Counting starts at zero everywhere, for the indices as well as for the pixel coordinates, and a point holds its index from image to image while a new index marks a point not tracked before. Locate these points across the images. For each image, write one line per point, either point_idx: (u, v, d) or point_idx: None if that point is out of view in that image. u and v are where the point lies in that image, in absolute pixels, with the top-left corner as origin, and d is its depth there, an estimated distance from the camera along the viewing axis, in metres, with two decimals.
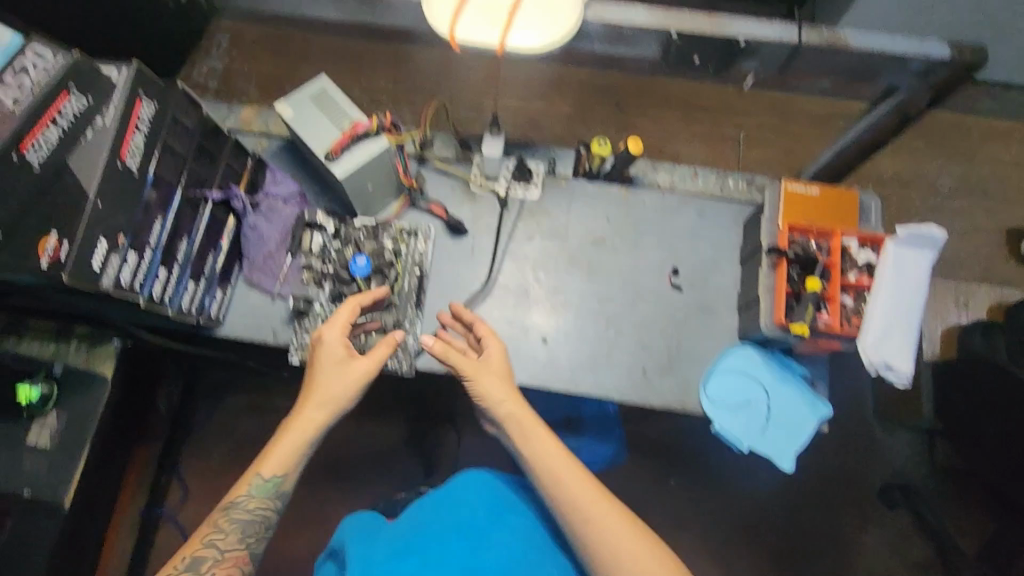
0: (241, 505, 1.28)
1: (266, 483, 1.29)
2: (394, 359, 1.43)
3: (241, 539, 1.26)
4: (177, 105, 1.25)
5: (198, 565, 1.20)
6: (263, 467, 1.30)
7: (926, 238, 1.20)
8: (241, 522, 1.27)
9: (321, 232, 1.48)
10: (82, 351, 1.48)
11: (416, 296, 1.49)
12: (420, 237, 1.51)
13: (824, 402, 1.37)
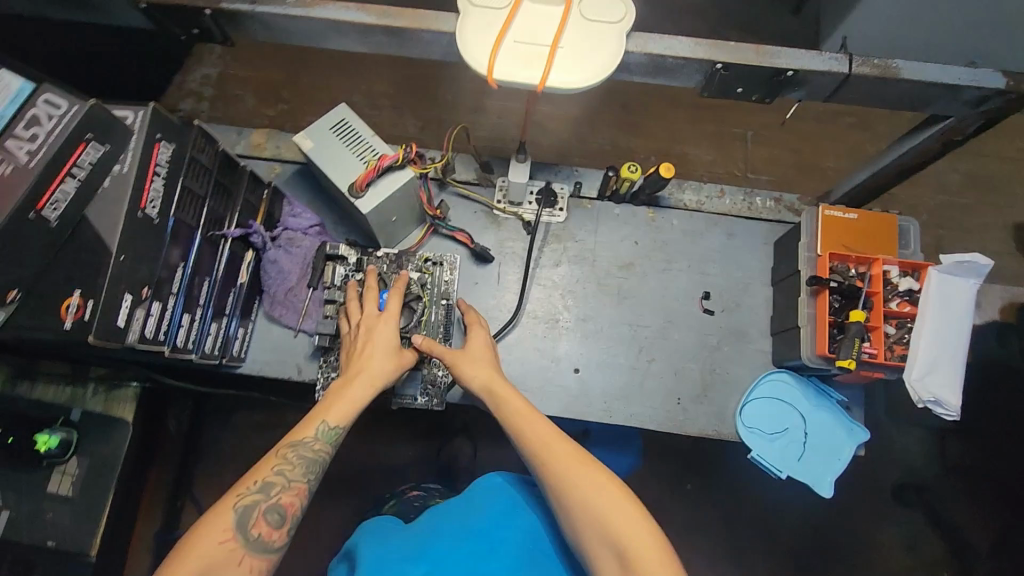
0: (306, 443, 1.13)
1: (331, 430, 1.14)
2: (425, 395, 1.41)
3: (305, 474, 1.11)
4: (194, 143, 1.19)
5: (268, 490, 1.06)
6: (331, 413, 1.16)
7: (971, 266, 1.17)
8: (307, 458, 1.12)
9: (343, 263, 1.45)
10: (99, 395, 1.45)
11: (444, 329, 1.41)
12: (447, 268, 1.44)
13: (861, 426, 1.37)
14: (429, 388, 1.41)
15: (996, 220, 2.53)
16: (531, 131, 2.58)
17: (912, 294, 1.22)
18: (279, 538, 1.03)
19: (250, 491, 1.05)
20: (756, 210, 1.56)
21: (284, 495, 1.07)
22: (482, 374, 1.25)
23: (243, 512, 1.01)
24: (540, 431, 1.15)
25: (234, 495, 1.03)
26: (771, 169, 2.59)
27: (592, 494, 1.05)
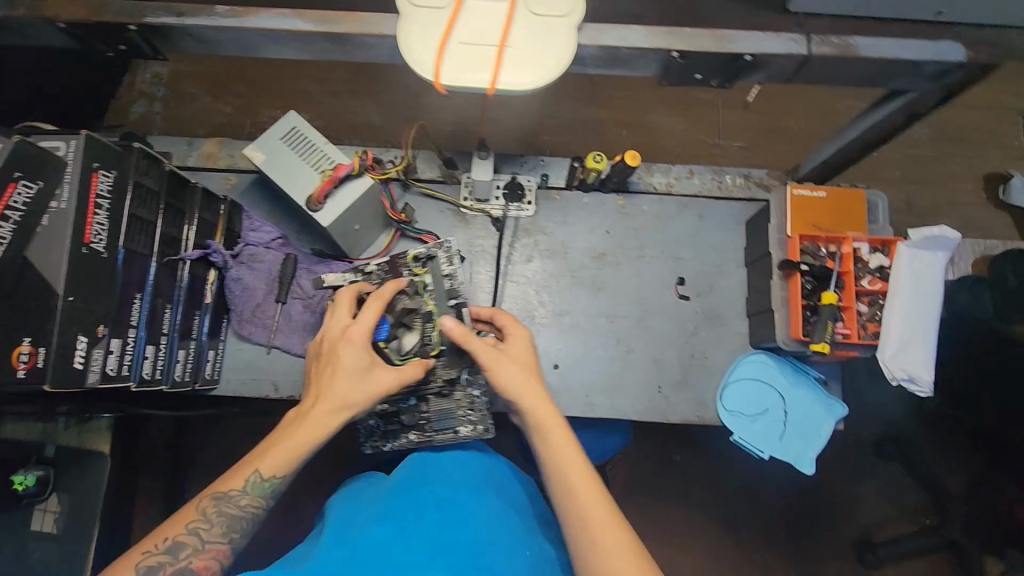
0: (233, 499, 1.06)
1: (263, 482, 1.07)
2: (468, 422, 1.34)
3: (223, 534, 1.06)
4: (138, 168, 1.13)
5: (177, 551, 1.00)
6: (266, 462, 1.07)
7: (938, 240, 1.18)
8: (229, 515, 1.06)
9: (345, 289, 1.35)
10: (73, 428, 1.40)
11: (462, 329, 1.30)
12: (443, 259, 1.34)
13: (840, 402, 1.38)
14: (470, 416, 1.34)
15: (966, 172, 2.51)
16: (498, 111, 2.50)
17: (882, 271, 1.22)
18: None
19: (158, 549, 0.99)
20: (726, 189, 1.54)
21: (195, 560, 1.01)
22: (514, 377, 1.16)
23: (147, 574, 0.96)
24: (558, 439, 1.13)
25: (139, 551, 0.98)
26: (742, 133, 2.55)
27: (588, 497, 1.06)
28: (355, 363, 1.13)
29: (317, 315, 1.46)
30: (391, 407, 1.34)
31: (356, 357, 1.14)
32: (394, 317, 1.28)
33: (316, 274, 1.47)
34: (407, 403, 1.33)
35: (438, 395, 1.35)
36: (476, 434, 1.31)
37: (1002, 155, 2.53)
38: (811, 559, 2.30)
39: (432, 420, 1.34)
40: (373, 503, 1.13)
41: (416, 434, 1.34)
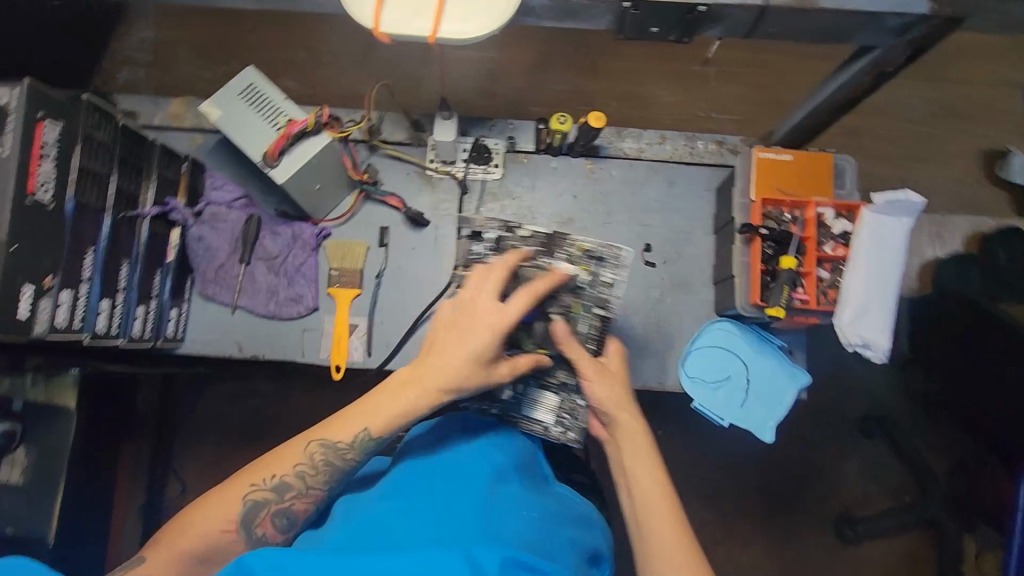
0: (337, 450, 1.06)
1: (372, 441, 1.06)
2: (562, 426, 1.33)
3: (327, 482, 1.07)
4: (88, 120, 1.12)
5: (282, 490, 1.05)
6: (377, 422, 1.06)
7: (903, 204, 1.15)
8: (334, 465, 1.06)
9: (478, 241, 1.30)
10: (40, 383, 1.42)
11: (597, 337, 1.28)
12: (608, 266, 1.30)
13: (803, 371, 1.36)
14: (563, 420, 1.34)
15: (967, 145, 2.42)
16: (484, 79, 2.37)
17: (846, 236, 1.20)
18: (281, 539, 1.05)
19: (263, 485, 1.04)
20: (698, 155, 1.51)
21: (296, 501, 1.06)
22: (606, 390, 1.21)
23: (251, 508, 1.03)
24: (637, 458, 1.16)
25: (247, 486, 1.04)
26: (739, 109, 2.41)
27: (659, 517, 1.08)
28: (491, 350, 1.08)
29: (281, 276, 1.44)
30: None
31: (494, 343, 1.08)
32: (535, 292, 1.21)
33: (279, 235, 1.46)
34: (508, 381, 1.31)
35: (541, 386, 1.34)
36: (562, 440, 1.31)
37: (1004, 129, 2.42)
38: (791, 535, 2.31)
39: (523, 405, 1.32)
40: (379, 488, 1.08)
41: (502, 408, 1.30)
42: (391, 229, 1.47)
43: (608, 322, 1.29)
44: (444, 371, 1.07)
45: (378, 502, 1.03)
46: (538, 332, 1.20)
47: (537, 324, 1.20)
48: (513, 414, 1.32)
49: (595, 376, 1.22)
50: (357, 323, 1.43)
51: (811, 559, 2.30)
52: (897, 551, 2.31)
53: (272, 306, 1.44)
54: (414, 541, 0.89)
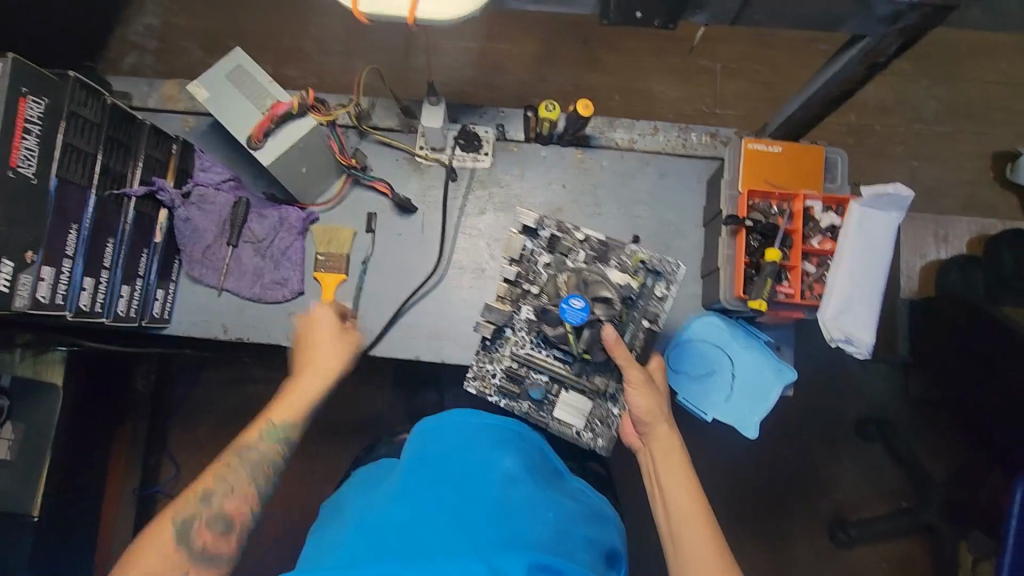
0: (254, 449, 1.16)
1: (278, 427, 1.19)
2: (592, 432, 1.32)
3: (250, 478, 1.13)
4: (74, 97, 1.12)
5: (210, 500, 1.08)
6: (276, 415, 1.20)
7: (891, 198, 1.13)
8: (252, 460, 1.14)
9: (532, 237, 1.30)
10: (28, 360, 1.45)
11: (640, 347, 1.29)
12: (662, 282, 1.29)
13: (789, 367, 1.35)
14: (596, 427, 1.32)
15: (977, 146, 2.36)
16: (488, 72, 2.35)
17: (834, 230, 1.18)
18: (224, 546, 1.05)
19: (192, 501, 1.06)
20: (691, 147, 1.48)
21: (230, 503, 1.09)
22: (647, 402, 1.24)
23: (184, 523, 1.03)
24: (671, 467, 1.20)
25: (173, 505, 1.05)
26: (745, 106, 2.38)
27: (690, 526, 1.13)
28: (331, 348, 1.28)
29: (267, 259, 1.45)
30: (522, 370, 1.31)
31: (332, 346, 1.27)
32: (586, 292, 1.21)
33: (266, 217, 1.46)
34: (541, 377, 1.30)
35: (579, 391, 1.31)
36: (591, 447, 1.30)
37: (1015, 131, 2.36)
38: (784, 536, 2.29)
39: (554, 408, 1.31)
40: (387, 488, 1.07)
41: (533, 406, 1.31)
42: (379, 214, 1.47)
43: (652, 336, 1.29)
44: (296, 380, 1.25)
45: (385, 505, 1.01)
46: (584, 338, 1.21)
47: (586, 329, 1.20)
48: (541, 414, 1.32)
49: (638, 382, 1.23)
50: (341, 308, 1.43)
51: (803, 562, 2.28)
52: (892, 556, 2.27)
53: (258, 289, 1.45)
54: (437, 548, 0.91)
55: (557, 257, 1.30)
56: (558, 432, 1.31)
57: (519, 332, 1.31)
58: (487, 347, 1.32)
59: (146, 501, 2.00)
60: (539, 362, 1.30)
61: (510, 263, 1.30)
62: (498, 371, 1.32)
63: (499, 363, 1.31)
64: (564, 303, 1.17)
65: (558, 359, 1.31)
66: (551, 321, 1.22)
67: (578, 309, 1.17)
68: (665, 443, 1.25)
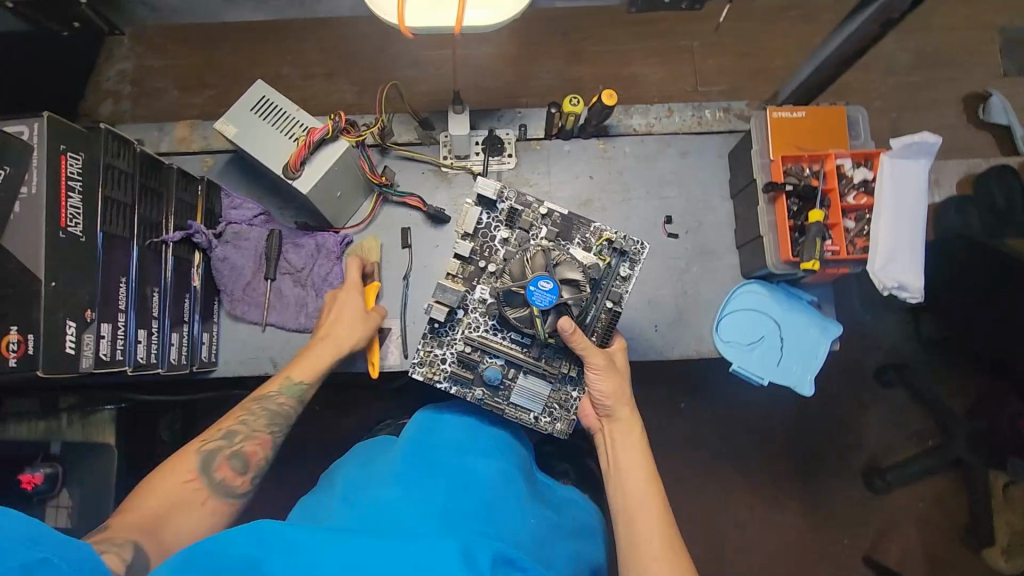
0: (271, 398, 1.25)
1: (295, 385, 1.26)
2: (550, 417, 1.31)
3: (268, 425, 1.23)
4: (107, 148, 1.10)
5: (232, 438, 1.19)
6: (295, 368, 1.27)
7: (920, 146, 1.18)
8: (270, 411, 1.24)
9: (488, 210, 1.29)
10: (76, 424, 1.41)
11: (607, 329, 1.28)
12: (627, 261, 1.28)
13: (834, 322, 1.40)
14: (556, 412, 1.32)
15: (950, 91, 2.45)
16: (474, 77, 2.35)
17: (867, 184, 1.23)
18: (240, 482, 1.15)
19: (215, 438, 1.17)
20: (706, 123, 1.52)
21: (247, 445, 1.19)
22: (610, 385, 1.27)
23: (208, 456, 1.14)
24: (633, 465, 1.25)
25: (200, 440, 1.17)
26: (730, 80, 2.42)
27: (643, 523, 1.16)
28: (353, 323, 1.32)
29: (308, 288, 1.45)
30: (474, 354, 1.28)
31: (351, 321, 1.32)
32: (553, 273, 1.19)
33: (302, 247, 1.46)
34: (496, 361, 1.28)
35: (536, 374, 1.30)
36: (549, 431, 1.30)
37: (984, 71, 2.46)
38: (823, 493, 2.35)
39: (512, 393, 1.30)
40: (382, 472, 1.08)
41: (487, 392, 1.29)
42: (413, 228, 1.48)
43: (617, 315, 1.29)
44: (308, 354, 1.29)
45: (382, 486, 1.02)
46: (548, 323, 1.18)
47: (552, 314, 1.17)
48: (497, 400, 1.30)
49: (602, 367, 1.25)
50: (384, 329, 1.43)
51: (844, 514, 2.34)
52: (929, 493, 2.35)
53: (303, 318, 1.44)
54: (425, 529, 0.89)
55: (517, 232, 1.28)
56: (515, 419, 1.30)
57: (473, 314, 1.29)
58: (437, 332, 1.28)
59: None
60: (494, 345, 1.27)
61: (464, 239, 1.28)
62: (449, 355, 1.29)
63: (449, 347, 1.28)
64: (532, 286, 1.15)
65: (517, 342, 1.29)
66: (511, 304, 1.18)
67: (546, 291, 1.15)
68: (624, 426, 1.30)
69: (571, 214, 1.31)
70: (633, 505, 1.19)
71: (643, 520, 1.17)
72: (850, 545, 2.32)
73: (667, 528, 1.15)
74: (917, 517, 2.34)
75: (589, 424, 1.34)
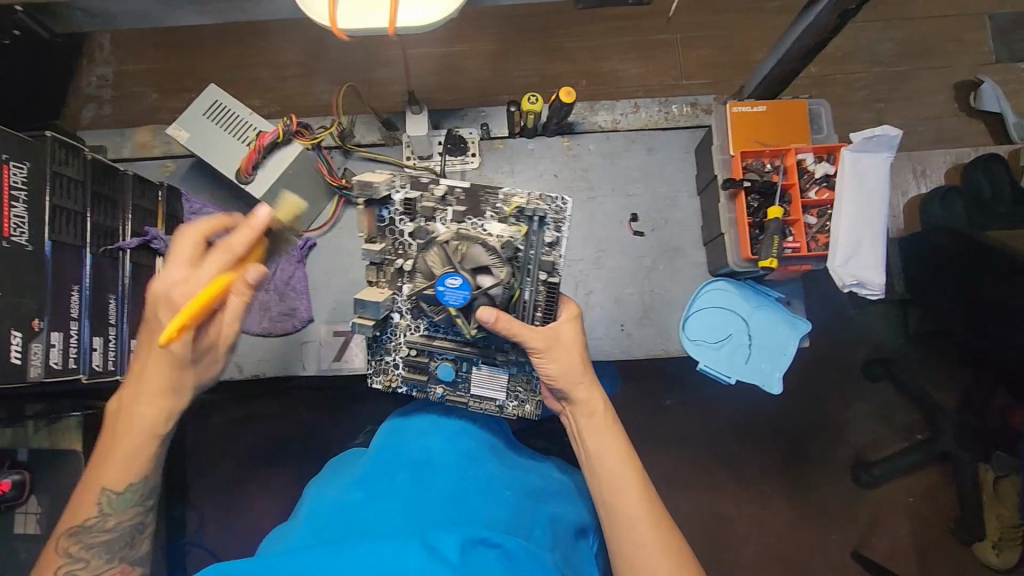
0: (97, 524, 1.11)
1: (122, 495, 1.10)
2: (517, 401, 1.33)
3: (106, 554, 1.12)
4: (54, 156, 1.10)
5: None
6: (107, 479, 1.09)
7: (881, 139, 1.14)
8: (100, 539, 1.11)
9: (385, 206, 1.24)
10: (43, 430, 1.41)
11: (543, 305, 1.22)
12: (549, 225, 1.20)
13: (801, 318, 1.37)
14: (519, 393, 1.34)
15: (935, 81, 2.41)
16: (450, 75, 2.31)
17: (828, 179, 1.21)
18: None
19: None
20: (672, 119, 1.51)
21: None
22: (559, 366, 1.22)
23: None
24: (607, 445, 1.21)
25: None
26: (713, 74, 2.37)
27: (624, 501, 1.14)
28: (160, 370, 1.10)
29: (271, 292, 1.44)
30: (421, 356, 1.31)
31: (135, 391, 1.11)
32: (463, 266, 1.15)
33: None
34: (445, 358, 1.30)
35: (489, 364, 1.31)
36: (518, 415, 1.33)
37: (973, 59, 2.41)
38: (811, 489, 2.33)
39: (471, 384, 1.33)
40: (347, 481, 1.12)
41: (446, 389, 1.33)
42: None
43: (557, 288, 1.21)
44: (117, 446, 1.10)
45: (344, 496, 1.05)
46: (467, 320, 1.18)
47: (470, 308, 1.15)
48: (458, 394, 1.34)
49: (545, 351, 1.20)
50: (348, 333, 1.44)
51: (833, 510, 2.32)
52: (917, 488, 2.32)
53: (266, 322, 1.43)
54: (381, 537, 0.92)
55: (420, 223, 1.24)
56: (479, 409, 1.33)
57: (406, 316, 1.29)
58: (378, 343, 1.31)
59: (177, 550, 2.13)
60: (438, 345, 1.28)
61: (374, 242, 1.25)
62: (399, 361, 1.33)
63: (396, 352, 1.31)
64: (440, 285, 1.11)
65: (453, 336, 1.29)
66: (429, 301, 1.18)
67: (456, 288, 1.11)
68: (587, 407, 1.25)
69: (476, 186, 1.26)
70: (608, 486, 1.16)
71: (624, 500, 1.14)
72: (838, 541, 2.30)
73: (648, 504, 1.13)
74: (907, 510, 2.32)
75: (555, 408, 1.34)
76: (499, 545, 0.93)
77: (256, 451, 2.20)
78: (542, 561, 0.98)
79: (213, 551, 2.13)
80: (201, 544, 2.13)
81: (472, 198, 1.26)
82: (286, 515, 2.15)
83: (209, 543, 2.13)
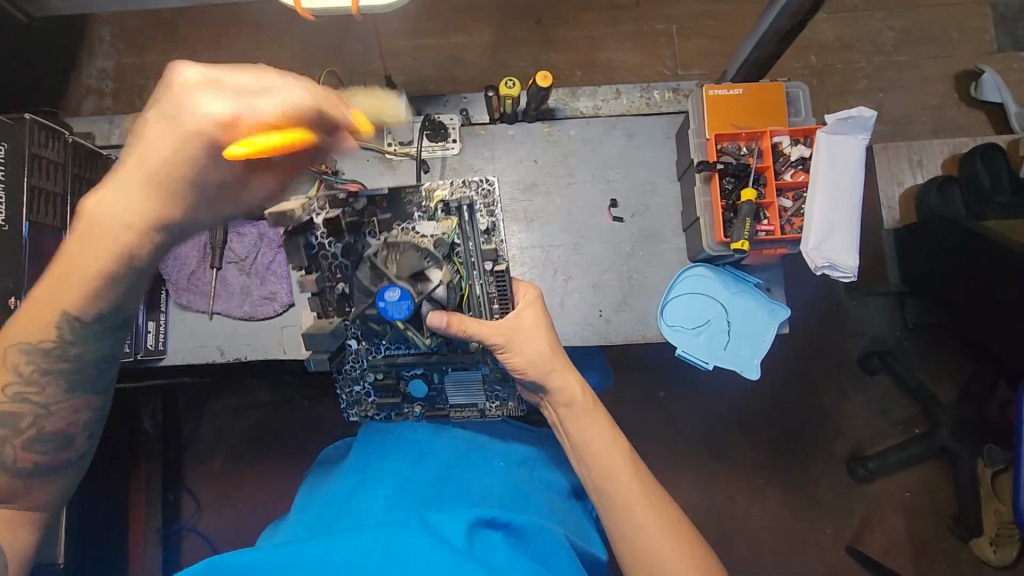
0: (55, 352, 1.09)
1: (37, 347, 1.08)
2: (495, 402, 1.41)
3: (49, 397, 1.10)
4: (32, 140, 1.21)
5: (13, 425, 1.08)
6: (21, 331, 1.08)
7: (856, 121, 1.18)
8: (21, 384, 1.08)
9: (311, 233, 1.29)
10: None
11: (497, 296, 1.28)
12: (479, 213, 1.31)
13: (780, 304, 1.37)
14: (490, 396, 1.40)
15: (937, 71, 2.37)
16: (447, 66, 2.30)
17: (804, 161, 1.22)
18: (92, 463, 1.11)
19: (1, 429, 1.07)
20: (654, 104, 1.51)
21: (56, 423, 1.11)
22: (523, 357, 1.22)
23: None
24: (591, 433, 1.21)
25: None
26: (712, 64, 2.33)
27: (615, 485, 1.14)
28: (222, 188, 1.10)
29: (252, 276, 1.46)
30: (391, 379, 1.38)
31: (182, 197, 1.06)
32: (400, 277, 1.16)
33: (244, 235, 1.46)
34: (415, 373, 1.37)
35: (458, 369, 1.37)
36: (498, 418, 1.41)
37: (973, 48, 2.37)
38: (806, 482, 2.31)
39: (445, 395, 1.40)
40: (341, 488, 1.14)
41: (424, 406, 1.40)
42: None
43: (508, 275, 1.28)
44: (88, 274, 1.06)
45: (350, 500, 1.08)
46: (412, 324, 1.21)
47: (423, 308, 1.18)
48: (436, 407, 1.41)
49: (506, 345, 1.22)
50: None
51: (829, 503, 2.30)
52: (914, 483, 2.29)
53: (247, 307, 1.45)
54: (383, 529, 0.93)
55: (347, 240, 1.29)
56: (461, 418, 1.41)
57: (363, 341, 1.36)
58: (345, 373, 1.39)
59: (171, 536, 2.15)
60: (401, 362, 1.34)
61: (307, 274, 1.30)
62: (369, 389, 1.40)
63: (363, 381, 1.39)
64: (381, 301, 1.13)
65: (412, 351, 1.34)
66: (375, 320, 1.23)
67: (397, 301, 1.13)
68: (567, 394, 1.24)
69: (395, 192, 1.32)
70: (601, 471, 1.17)
71: (620, 482, 1.15)
72: (833, 534, 2.28)
73: (643, 485, 1.15)
74: (904, 504, 2.29)
75: (536, 402, 1.32)
76: (506, 524, 0.97)
77: (251, 439, 2.21)
78: (551, 533, 1.04)
79: (209, 536, 2.15)
80: (196, 529, 2.16)
81: (393, 202, 1.32)
82: (280, 502, 2.16)
83: (204, 528, 2.16)
